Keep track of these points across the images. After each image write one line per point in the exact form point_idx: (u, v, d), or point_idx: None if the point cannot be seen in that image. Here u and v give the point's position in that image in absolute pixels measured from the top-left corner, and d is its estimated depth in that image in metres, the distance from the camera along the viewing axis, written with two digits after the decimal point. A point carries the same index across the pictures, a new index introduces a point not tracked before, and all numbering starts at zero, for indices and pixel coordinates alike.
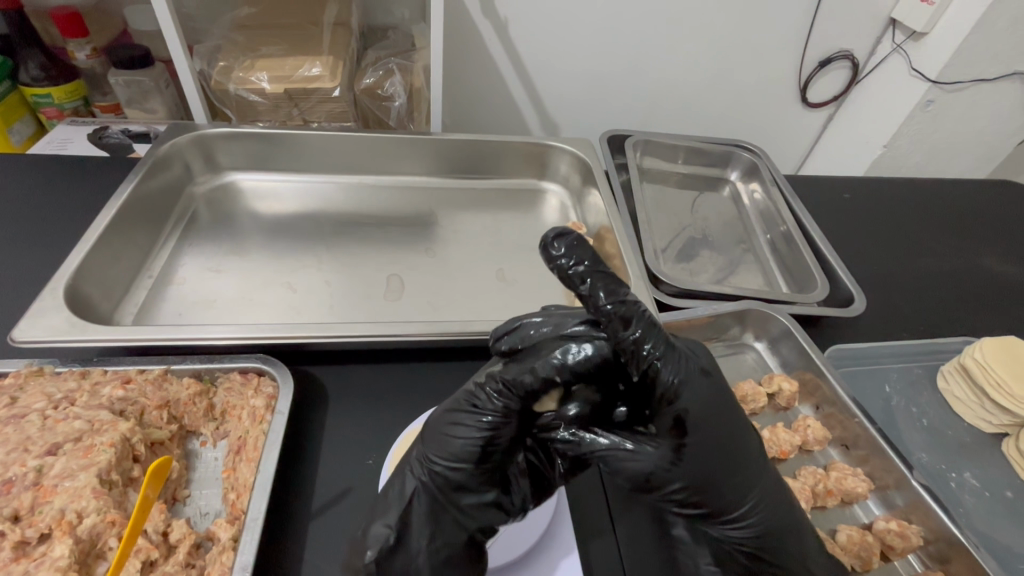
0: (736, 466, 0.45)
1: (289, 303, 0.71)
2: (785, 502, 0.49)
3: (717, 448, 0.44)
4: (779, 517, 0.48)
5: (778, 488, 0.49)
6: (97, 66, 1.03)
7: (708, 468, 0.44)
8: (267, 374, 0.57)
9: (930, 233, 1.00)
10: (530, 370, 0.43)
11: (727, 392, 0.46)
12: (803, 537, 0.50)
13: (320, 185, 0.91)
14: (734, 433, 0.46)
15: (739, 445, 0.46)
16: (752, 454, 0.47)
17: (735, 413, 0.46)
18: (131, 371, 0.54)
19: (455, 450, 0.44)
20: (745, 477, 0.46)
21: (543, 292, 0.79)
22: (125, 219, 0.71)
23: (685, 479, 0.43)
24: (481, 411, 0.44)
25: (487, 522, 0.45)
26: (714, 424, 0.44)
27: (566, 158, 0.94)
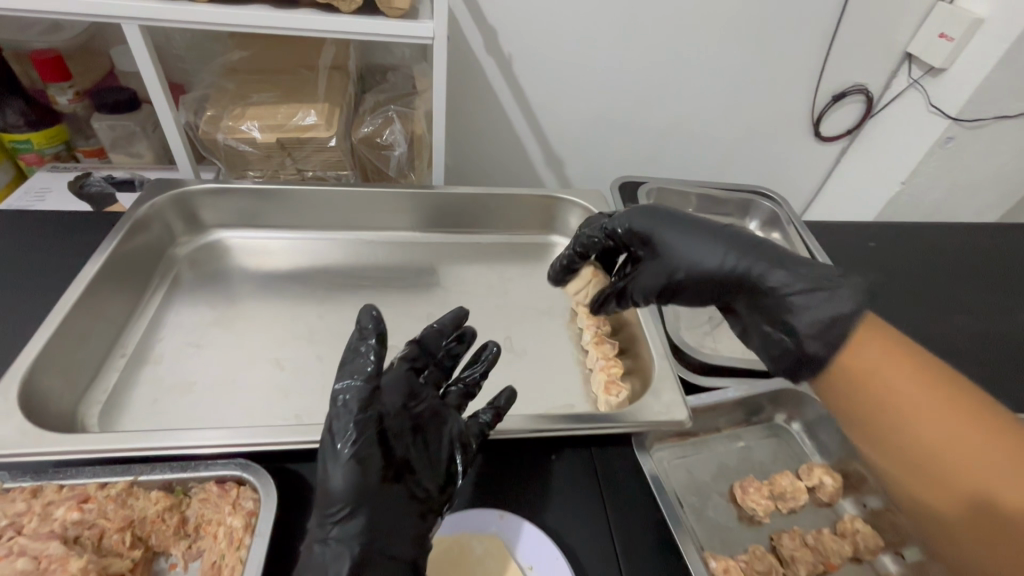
0: (689, 244, 0.56)
1: (276, 385, 0.64)
2: (774, 256, 0.52)
3: (683, 240, 0.56)
4: (785, 274, 0.50)
5: (769, 250, 0.52)
6: (80, 109, 0.97)
7: (670, 255, 0.57)
8: (247, 483, 0.50)
9: (960, 286, 0.94)
10: (360, 380, 0.44)
11: (673, 213, 0.59)
12: (814, 272, 0.49)
13: (312, 241, 0.85)
14: (680, 226, 0.57)
15: (704, 234, 0.56)
16: (711, 232, 0.56)
17: (685, 217, 0.58)
18: (90, 486, 0.47)
19: (335, 493, 0.43)
20: (705, 249, 0.55)
21: (556, 363, 0.72)
22: (96, 291, 0.65)
23: (669, 269, 0.57)
24: (339, 445, 0.43)
25: (406, 540, 0.45)
26: (659, 226, 0.59)
27: (578, 211, 0.88)
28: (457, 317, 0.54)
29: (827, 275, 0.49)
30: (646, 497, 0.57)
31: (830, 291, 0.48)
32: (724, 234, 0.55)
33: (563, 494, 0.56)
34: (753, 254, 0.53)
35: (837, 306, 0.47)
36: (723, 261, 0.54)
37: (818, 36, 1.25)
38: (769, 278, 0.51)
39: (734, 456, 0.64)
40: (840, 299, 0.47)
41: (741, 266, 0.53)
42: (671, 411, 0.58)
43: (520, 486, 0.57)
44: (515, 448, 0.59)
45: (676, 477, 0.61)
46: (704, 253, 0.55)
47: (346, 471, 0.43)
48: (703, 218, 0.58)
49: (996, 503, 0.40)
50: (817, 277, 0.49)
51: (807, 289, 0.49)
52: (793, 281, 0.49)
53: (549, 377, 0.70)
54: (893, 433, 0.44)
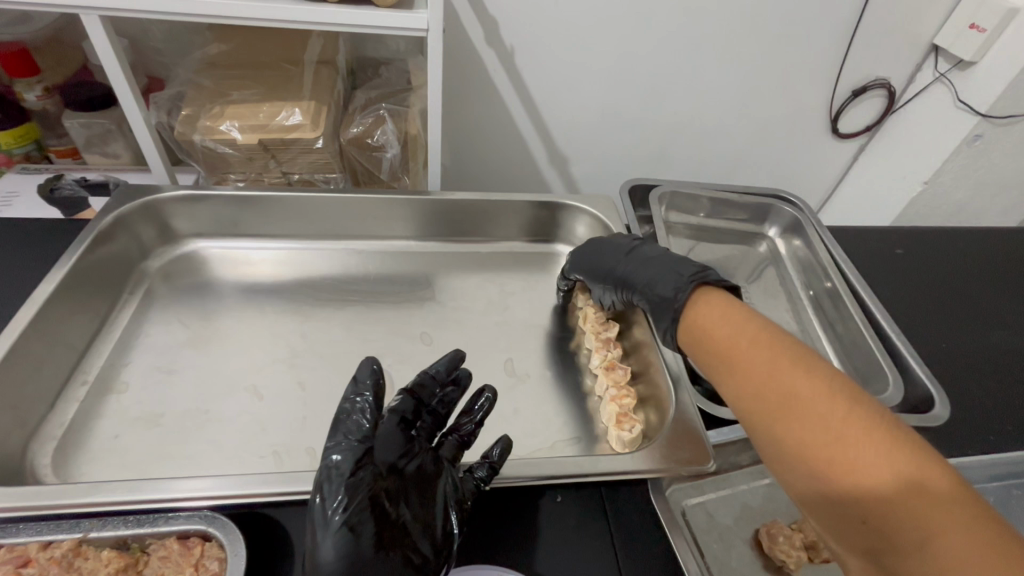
0: (598, 258, 0.70)
1: (254, 416, 0.58)
2: (654, 261, 0.64)
3: (596, 255, 0.70)
4: (657, 274, 0.62)
5: (652, 257, 0.65)
6: (50, 106, 0.90)
7: (585, 268, 0.71)
8: (213, 539, 0.44)
9: (994, 298, 0.88)
10: (352, 440, 0.45)
11: (601, 238, 0.73)
12: (677, 268, 0.62)
13: (298, 251, 0.79)
14: (599, 247, 0.71)
15: (610, 248, 0.70)
16: (618, 248, 0.69)
17: (605, 241, 0.72)
18: (32, 547, 0.42)
19: (323, 566, 0.40)
20: (608, 262, 0.68)
21: (562, 388, 0.66)
22: (55, 312, 0.59)
23: (591, 281, 0.70)
24: (332, 513, 0.41)
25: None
26: (585, 248, 0.73)
27: (585, 219, 0.82)
28: (450, 362, 0.53)
29: (682, 269, 0.61)
30: (662, 546, 0.51)
31: (681, 278, 0.60)
32: (625, 249, 0.68)
33: (570, 544, 0.50)
34: (643, 261, 0.65)
35: (679, 288, 0.58)
36: (616, 265, 0.67)
37: (840, 26, 1.17)
38: (641, 274, 0.63)
39: (759, 496, 0.58)
40: (683, 283, 0.59)
41: (626, 269, 0.65)
42: (693, 456, 0.53)
43: (522, 533, 0.51)
44: (517, 489, 0.53)
45: (695, 520, 0.55)
46: (606, 262, 0.68)
47: (337, 539, 0.41)
48: (623, 239, 0.71)
49: (839, 470, 0.39)
50: (676, 271, 0.61)
51: (665, 279, 0.61)
52: (657, 274, 0.62)
53: (553, 404, 0.64)
54: (749, 393, 0.47)
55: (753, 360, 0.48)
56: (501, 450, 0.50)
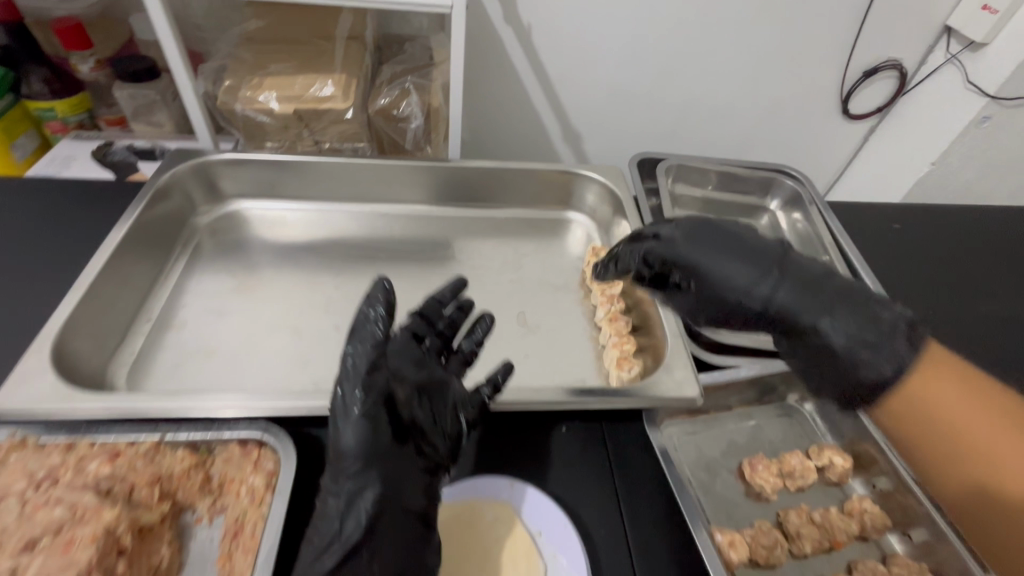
0: (737, 275, 0.51)
1: (295, 351, 0.66)
2: (825, 291, 0.48)
3: (721, 274, 0.52)
4: (836, 319, 0.46)
5: (823, 283, 0.49)
6: (101, 78, 0.98)
7: (711, 284, 0.52)
8: (268, 446, 0.52)
9: (986, 271, 0.91)
10: (369, 346, 0.48)
11: (727, 235, 0.53)
12: (868, 307, 0.46)
13: (327, 213, 0.86)
14: (730, 255, 0.52)
15: (735, 264, 0.51)
16: (760, 261, 0.51)
17: (732, 241, 0.53)
18: (120, 444, 0.50)
19: (346, 450, 0.46)
20: (752, 284, 0.50)
21: (568, 339, 0.73)
22: (122, 258, 0.67)
23: (708, 301, 0.53)
24: (352, 406, 0.47)
25: (413, 490, 0.49)
26: (698, 256, 0.53)
27: (594, 187, 0.87)
28: (456, 287, 0.57)
29: (870, 309, 0.46)
30: (654, 471, 0.58)
31: (887, 332, 0.45)
32: (769, 265, 0.51)
33: (571, 466, 0.57)
34: (802, 293, 0.49)
35: (892, 351, 0.44)
36: (764, 295, 0.50)
37: (853, 5, 1.18)
38: (809, 310, 0.48)
39: (743, 434, 0.64)
40: (888, 342, 0.45)
41: (784, 301, 0.49)
42: (684, 390, 0.57)
43: (529, 455, 0.58)
44: (527, 418, 0.60)
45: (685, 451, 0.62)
46: (740, 288, 0.51)
47: (357, 431, 0.46)
48: (759, 243, 0.53)
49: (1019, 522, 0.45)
50: (868, 313, 0.46)
51: (855, 327, 0.45)
52: (842, 318, 0.46)
53: (559, 350, 0.71)
54: (959, 453, 0.45)
55: (974, 422, 0.45)
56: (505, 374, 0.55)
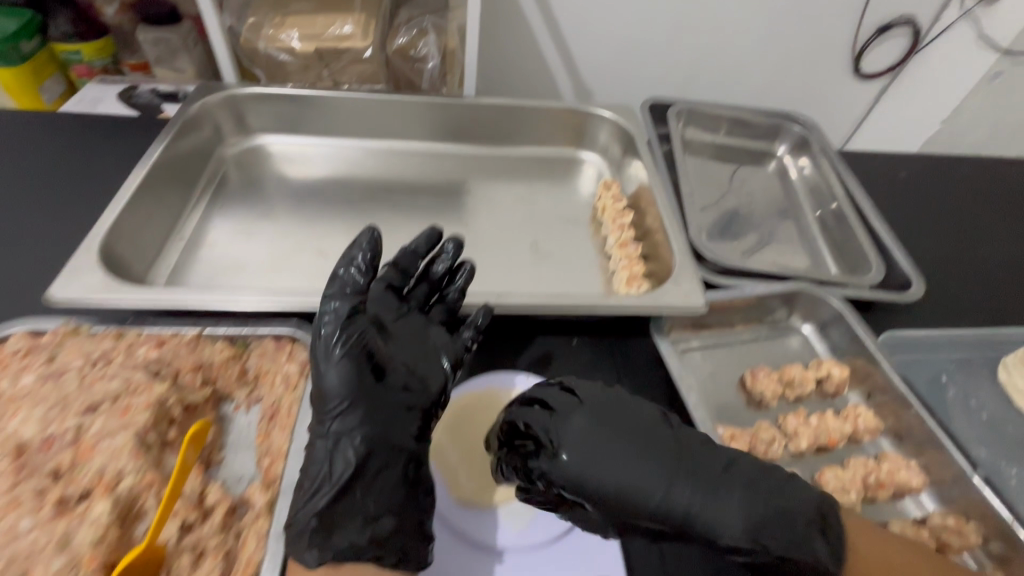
0: (650, 495, 0.44)
1: (321, 269, 0.70)
2: (732, 485, 0.45)
3: (629, 474, 0.44)
4: (747, 512, 0.44)
5: (716, 479, 0.45)
6: (125, 23, 0.99)
7: (619, 508, 0.44)
8: (300, 341, 0.56)
9: (994, 216, 0.91)
10: (348, 296, 0.50)
11: (623, 435, 0.46)
12: (773, 499, 0.45)
13: (347, 149, 0.89)
14: (631, 464, 0.45)
15: (638, 469, 0.44)
16: (663, 458, 0.45)
17: (633, 451, 0.45)
18: (165, 333, 0.53)
19: (329, 391, 0.47)
20: (664, 498, 0.44)
21: (579, 266, 0.76)
22: (156, 179, 0.70)
23: (616, 517, 0.45)
24: (332, 348, 0.47)
25: (403, 432, 0.48)
26: (600, 463, 0.45)
27: (606, 126, 0.89)
28: (435, 234, 0.58)
29: (776, 503, 0.45)
30: (661, 379, 0.62)
31: (792, 524, 0.44)
32: (687, 490, 0.44)
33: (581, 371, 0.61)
34: (713, 491, 0.44)
35: (800, 534, 0.44)
36: (682, 510, 0.44)
37: None
38: (731, 526, 0.44)
39: (745, 349, 0.68)
40: (800, 534, 0.44)
41: (697, 510, 0.44)
42: (689, 300, 0.60)
43: (543, 359, 0.62)
44: (539, 328, 0.64)
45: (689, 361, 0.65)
46: (652, 503, 0.44)
47: (337, 371, 0.47)
48: (650, 431, 0.47)
49: None
50: (779, 511, 0.44)
51: (772, 533, 0.44)
52: (754, 519, 0.44)
53: (570, 276, 0.74)
54: None
55: None
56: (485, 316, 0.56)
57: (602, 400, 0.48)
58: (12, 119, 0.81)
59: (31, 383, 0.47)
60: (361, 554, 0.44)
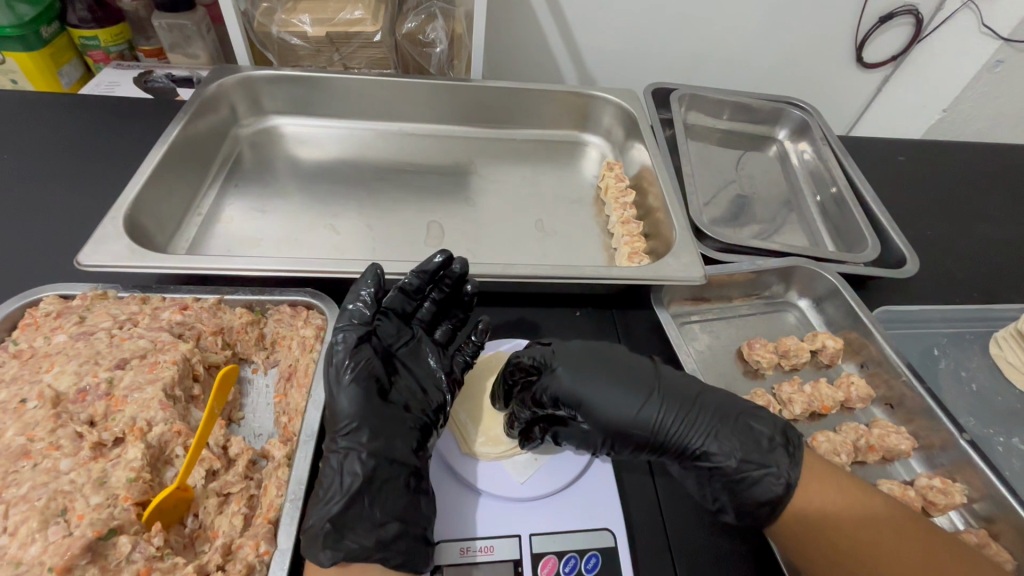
0: (625, 405, 0.51)
1: (333, 244, 0.73)
2: (702, 406, 0.51)
3: (609, 390, 0.52)
4: (714, 426, 0.50)
5: (687, 401, 0.51)
6: (141, 10, 1.00)
7: (601, 416, 0.51)
8: (316, 308, 0.58)
9: (989, 200, 0.92)
10: (355, 323, 0.52)
11: (608, 360, 0.54)
12: (740, 419, 0.51)
13: (357, 131, 0.91)
14: (612, 380, 0.53)
15: (619, 390, 0.52)
16: (641, 384, 0.52)
17: (613, 371, 0.53)
18: (188, 299, 0.56)
19: (340, 411, 0.48)
20: (639, 408, 0.51)
21: (583, 243, 0.78)
22: (175, 156, 0.73)
23: (601, 432, 0.51)
24: (342, 372, 0.49)
25: (407, 449, 0.48)
26: (585, 382, 0.52)
27: (610, 109, 0.91)
28: (443, 260, 0.56)
29: (742, 421, 0.51)
30: (661, 347, 0.64)
31: (757, 440, 0.49)
32: (658, 403, 0.51)
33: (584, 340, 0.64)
34: (685, 409, 0.51)
35: (761, 450, 0.49)
36: (656, 421, 0.50)
37: None
38: (699, 436, 0.50)
39: (741, 322, 0.70)
40: (762, 448, 0.49)
41: (668, 419, 0.50)
42: (687, 272, 0.62)
43: (547, 328, 0.64)
44: (543, 299, 0.67)
45: (687, 332, 0.68)
46: (630, 414, 0.51)
47: (346, 394, 0.49)
48: (634, 361, 0.54)
49: None
50: (739, 428, 0.50)
51: (736, 445, 0.49)
52: (720, 430, 0.50)
53: (573, 252, 0.77)
54: None
55: None
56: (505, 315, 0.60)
57: (590, 344, 0.56)
58: (33, 100, 0.84)
59: (63, 341, 0.50)
60: (368, 556, 0.43)
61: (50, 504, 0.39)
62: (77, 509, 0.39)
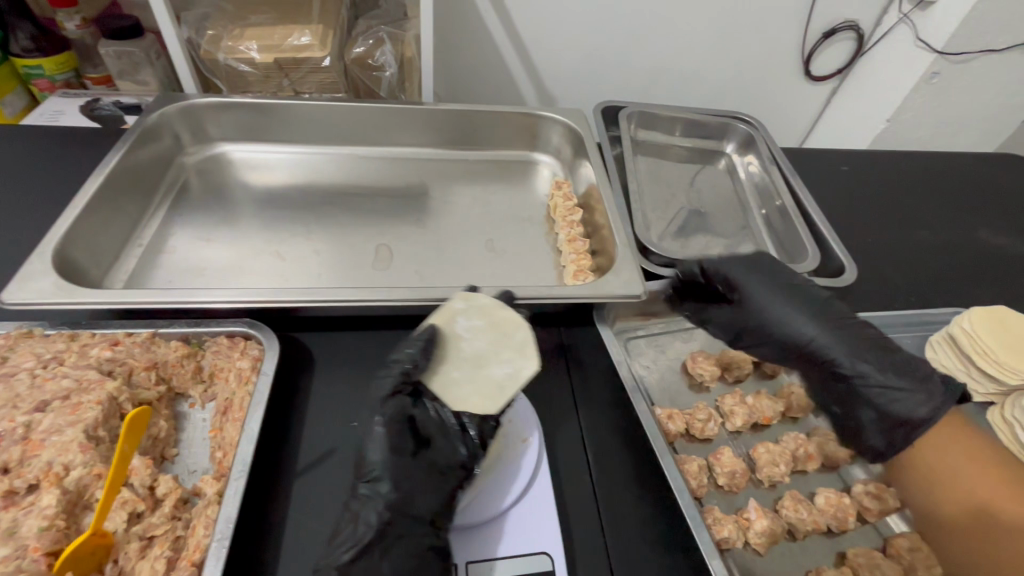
0: (795, 314, 0.60)
1: (279, 271, 0.72)
2: (851, 329, 0.59)
3: (765, 295, 0.62)
4: (849, 348, 0.58)
5: (840, 325, 0.59)
6: (87, 37, 0.99)
7: (759, 313, 0.61)
8: (253, 338, 0.57)
9: (927, 206, 0.96)
10: (396, 372, 0.51)
11: (774, 276, 0.64)
12: (891, 356, 0.58)
13: (308, 155, 0.91)
14: (778, 295, 0.62)
15: (783, 301, 0.61)
16: (798, 300, 0.61)
17: (792, 288, 0.63)
18: (119, 334, 0.55)
19: (369, 458, 0.46)
20: (812, 322, 0.59)
21: (533, 262, 0.79)
22: (113, 187, 0.72)
23: (751, 326, 0.62)
24: (374, 422, 0.48)
25: (428, 504, 0.46)
26: (753, 282, 0.63)
27: (559, 128, 0.92)
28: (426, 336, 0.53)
29: (879, 356, 0.58)
30: (606, 364, 0.64)
31: (907, 372, 0.57)
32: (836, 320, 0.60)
33: None
34: (841, 331, 0.59)
35: (908, 374, 0.57)
36: (792, 332, 0.60)
37: None
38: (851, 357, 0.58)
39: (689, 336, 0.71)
40: (917, 386, 0.56)
41: (817, 340, 0.59)
42: (628, 289, 0.64)
43: None
44: None
45: (636, 347, 0.68)
46: (781, 318, 0.61)
47: (378, 444, 0.47)
48: (801, 284, 0.63)
49: None
50: (885, 363, 0.58)
51: (879, 372, 0.57)
52: (865, 363, 0.57)
53: (524, 271, 0.77)
54: None
55: None
56: (480, 295, 0.58)
57: (757, 262, 0.65)
58: None
59: None
60: None
61: None
62: None
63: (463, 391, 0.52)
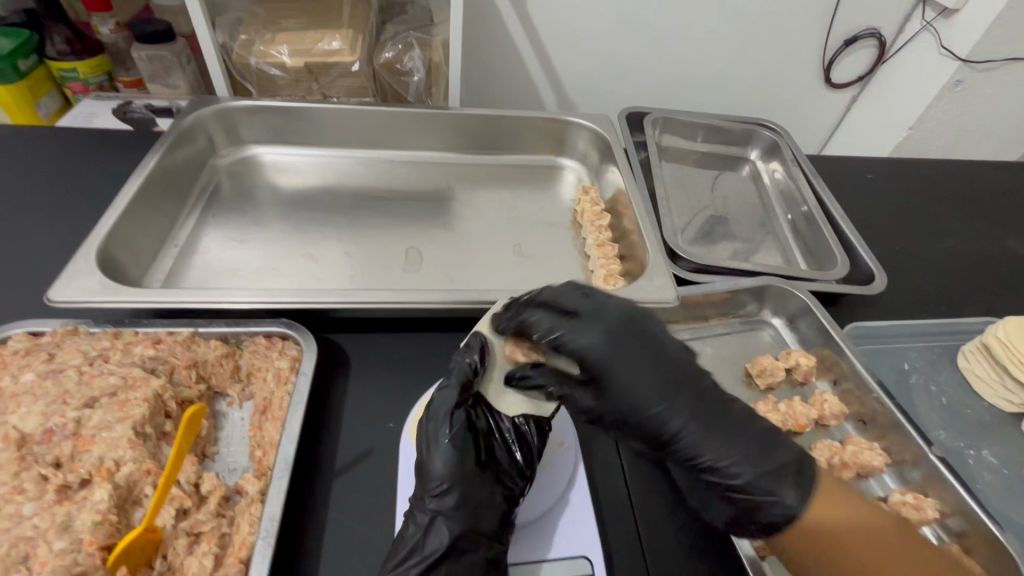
0: (653, 395, 0.46)
1: (311, 273, 0.73)
2: (725, 429, 0.46)
3: (634, 374, 0.47)
4: (726, 452, 0.46)
5: (721, 421, 0.47)
6: (120, 40, 1.01)
7: (619, 396, 0.47)
8: (291, 338, 0.58)
9: (954, 216, 0.95)
10: (458, 379, 0.51)
11: (643, 346, 0.48)
12: (780, 471, 0.45)
13: (336, 159, 0.92)
14: (642, 371, 0.47)
15: (641, 379, 0.47)
16: (677, 386, 0.47)
17: (656, 362, 0.47)
18: (161, 333, 0.56)
19: (434, 471, 0.47)
20: (666, 409, 0.46)
21: (561, 267, 0.79)
22: (151, 188, 0.73)
23: (614, 413, 0.48)
24: (439, 434, 0.48)
25: (491, 517, 0.47)
26: (620, 353, 0.47)
27: (585, 134, 0.93)
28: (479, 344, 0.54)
29: (770, 467, 0.45)
30: None
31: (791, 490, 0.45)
32: (700, 407, 0.46)
33: None
34: (718, 433, 0.46)
35: (790, 491, 0.45)
36: (646, 417, 0.47)
37: None
38: (697, 443, 0.46)
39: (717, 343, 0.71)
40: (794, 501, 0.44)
41: (691, 436, 0.46)
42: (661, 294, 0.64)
43: None
44: None
45: None
46: (640, 408, 0.47)
47: (442, 457, 0.47)
48: (667, 359, 0.48)
49: None
50: (768, 476, 0.45)
51: (754, 483, 0.45)
52: (738, 472, 0.45)
53: (552, 275, 0.78)
54: None
55: None
56: (522, 304, 0.60)
57: (617, 317, 0.49)
58: (10, 134, 0.84)
59: (31, 380, 0.49)
60: None
61: (11, 552, 0.39)
62: (40, 556, 0.39)
63: (514, 395, 0.53)
